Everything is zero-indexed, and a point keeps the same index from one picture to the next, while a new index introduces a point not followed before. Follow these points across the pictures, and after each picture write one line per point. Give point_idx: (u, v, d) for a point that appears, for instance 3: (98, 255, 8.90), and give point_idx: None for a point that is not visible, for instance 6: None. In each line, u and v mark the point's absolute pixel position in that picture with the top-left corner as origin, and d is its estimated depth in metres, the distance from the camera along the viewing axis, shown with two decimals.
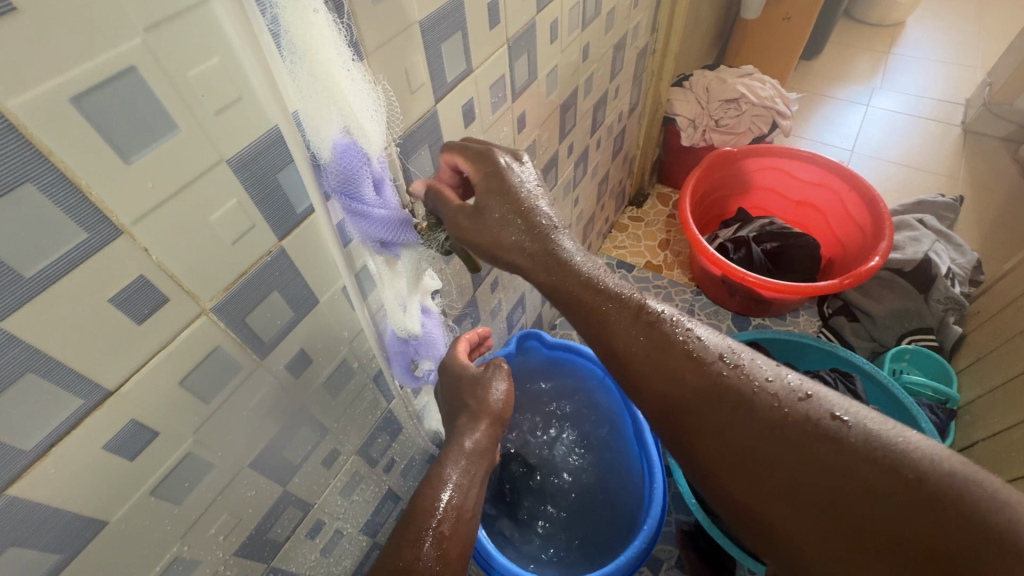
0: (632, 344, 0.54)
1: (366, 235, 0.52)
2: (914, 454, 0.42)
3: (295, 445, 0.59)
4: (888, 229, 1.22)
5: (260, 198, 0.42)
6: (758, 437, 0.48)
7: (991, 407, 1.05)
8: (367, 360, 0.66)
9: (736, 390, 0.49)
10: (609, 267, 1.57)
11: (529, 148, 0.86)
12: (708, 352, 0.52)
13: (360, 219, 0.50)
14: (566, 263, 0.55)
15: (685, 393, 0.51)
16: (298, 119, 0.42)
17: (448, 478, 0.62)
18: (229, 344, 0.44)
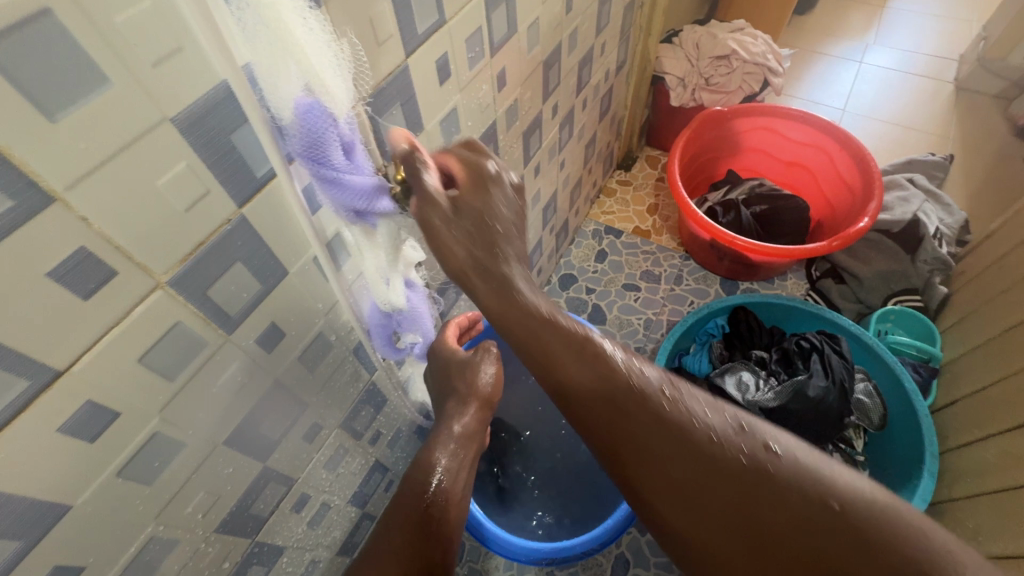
0: (577, 382, 0.52)
1: (338, 203, 0.48)
2: (841, 486, 0.43)
3: (274, 421, 0.58)
4: (878, 190, 1.21)
5: (214, 162, 0.39)
6: (698, 475, 0.47)
7: (972, 366, 1.07)
8: (346, 333, 0.64)
9: (678, 428, 0.48)
10: (597, 234, 1.55)
11: (511, 108, 0.82)
12: (650, 387, 0.50)
13: (330, 186, 0.46)
14: (524, 306, 0.51)
15: (631, 432, 0.50)
16: (251, 74, 0.38)
17: (437, 462, 0.63)
18: (191, 319, 0.42)
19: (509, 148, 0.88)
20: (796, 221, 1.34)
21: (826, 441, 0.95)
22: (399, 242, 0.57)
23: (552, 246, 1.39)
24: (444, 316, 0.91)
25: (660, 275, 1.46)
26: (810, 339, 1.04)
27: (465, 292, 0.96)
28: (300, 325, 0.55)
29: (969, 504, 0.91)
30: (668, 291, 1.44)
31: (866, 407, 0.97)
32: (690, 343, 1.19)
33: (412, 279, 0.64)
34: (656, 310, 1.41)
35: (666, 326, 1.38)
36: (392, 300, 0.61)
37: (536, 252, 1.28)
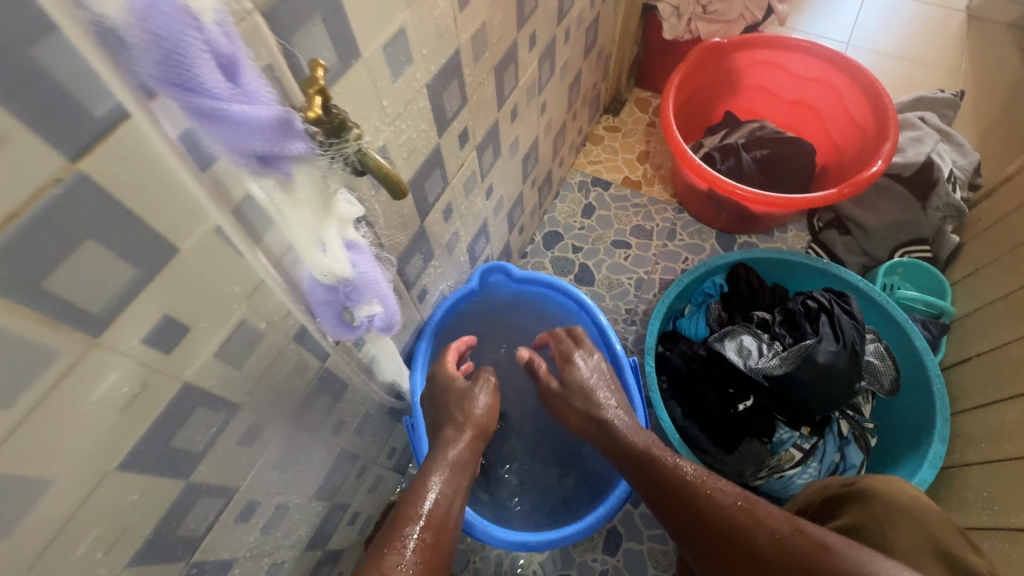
0: (631, 450, 0.73)
1: (231, 148, 0.34)
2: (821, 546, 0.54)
3: (192, 432, 0.47)
4: (893, 130, 1.09)
5: (9, 93, 0.25)
6: (704, 523, 0.63)
7: (987, 322, 0.99)
8: (281, 319, 0.52)
9: (696, 495, 0.65)
10: (583, 186, 1.42)
11: (478, 34, 0.67)
12: (680, 468, 0.68)
13: (213, 124, 0.32)
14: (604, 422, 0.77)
15: (665, 485, 0.68)
16: None
17: (432, 485, 0.66)
18: (19, 322, 0.30)
19: (479, 85, 0.74)
20: (801, 167, 1.22)
21: (834, 408, 0.88)
22: (330, 193, 0.43)
23: (534, 202, 1.26)
24: (411, 287, 0.79)
25: (652, 230, 1.35)
26: (818, 298, 0.95)
27: (434, 258, 0.83)
28: (210, 314, 0.43)
29: (982, 471, 0.85)
30: (660, 247, 1.33)
31: (874, 369, 0.90)
32: (685, 305, 1.11)
33: (353, 239, 0.50)
34: (648, 268, 1.30)
35: (658, 286, 1.28)
36: (331, 266, 0.47)
37: (516, 209, 1.15)
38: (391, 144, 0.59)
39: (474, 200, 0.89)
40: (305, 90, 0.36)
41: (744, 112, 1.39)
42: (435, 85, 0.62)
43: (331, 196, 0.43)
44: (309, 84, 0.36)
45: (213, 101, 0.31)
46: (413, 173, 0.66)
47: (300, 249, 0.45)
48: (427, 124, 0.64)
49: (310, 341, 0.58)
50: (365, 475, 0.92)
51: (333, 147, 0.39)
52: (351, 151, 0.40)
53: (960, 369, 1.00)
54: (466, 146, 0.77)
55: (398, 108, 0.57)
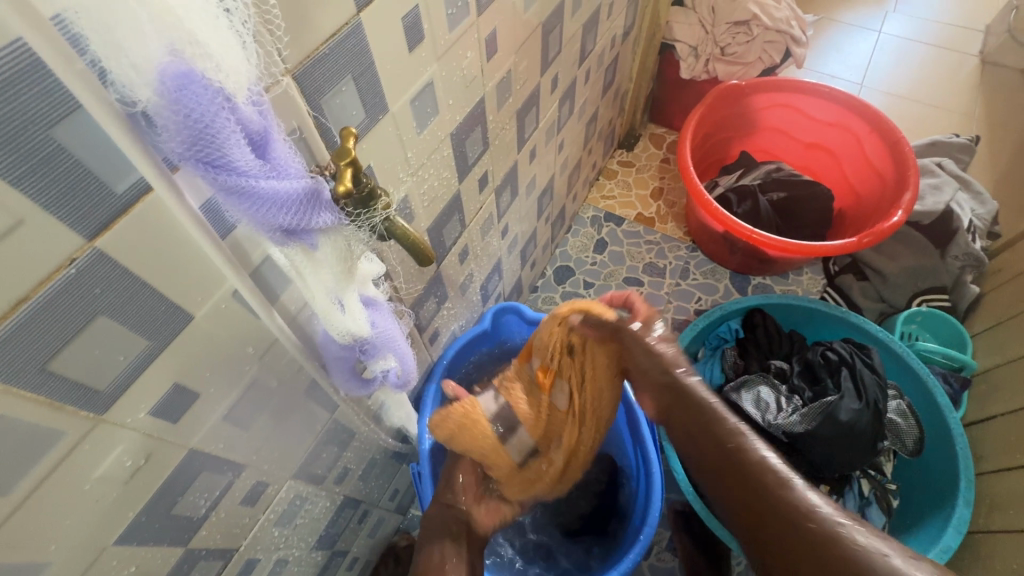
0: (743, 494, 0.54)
1: (258, 222, 0.32)
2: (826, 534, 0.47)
3: (194, 497, 0.45)
4: (914, 178, 1.07)
5: (50, 196, 0.25)
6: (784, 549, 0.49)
7: (1016, 377, 0.97)
8: (292, 373, 0.50)
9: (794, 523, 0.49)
10: (596, 221, 1.40)
11: (503, 82, 0.67)
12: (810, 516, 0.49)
13: (241, 199, 0.30)
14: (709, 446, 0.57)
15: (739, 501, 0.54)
16: (88, 55, 0.23)
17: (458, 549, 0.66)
18: (10, 403, 0.28)
19: (500, 130, 0.73)
20: (816, 211, 1.21)
21: (856, 467, 0.85)
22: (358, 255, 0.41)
23: (547, 237, 1.25)
24: (423, 330, 0.77)
25: (665, 268, 1.33)
26: (838, 351, 0.92)
27: (448, 301, 0.82)
28: (221, 380, 0.42)
29: (1008, 540, 0.83)
30: (673, 286, 1.31)
31: (898, 429, 0.89)
32: (698, 348, 1.07)
33: (369, 294, 0.48)
34: (660, 307, 1.28)
35: (671, 325, 1.26)
36: (350, 330, 0.45)
37: (529, 246, 1.14)
38: (412, 195, 0.58)
39: (490, 241, 0.88)
40: (337, 161, 0.34)
41: (759, 151, 1.38)
42: (458, 135, 0.61)
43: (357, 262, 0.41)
44: (342, 155, 0.34)
45: (242, 177, 0.29)
46: (432, 220, 0.65)
47: (319, 310, 0.42)
48: (449, 172, 0.63)
49: (320, 393, 0.56)
50: (367, 520, 0.88)
51: (360, 214, 0.37)
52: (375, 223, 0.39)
53: (986, 428, 0.98)
54: (484, 189, 0.76)
55: (421, 158, 0.56)
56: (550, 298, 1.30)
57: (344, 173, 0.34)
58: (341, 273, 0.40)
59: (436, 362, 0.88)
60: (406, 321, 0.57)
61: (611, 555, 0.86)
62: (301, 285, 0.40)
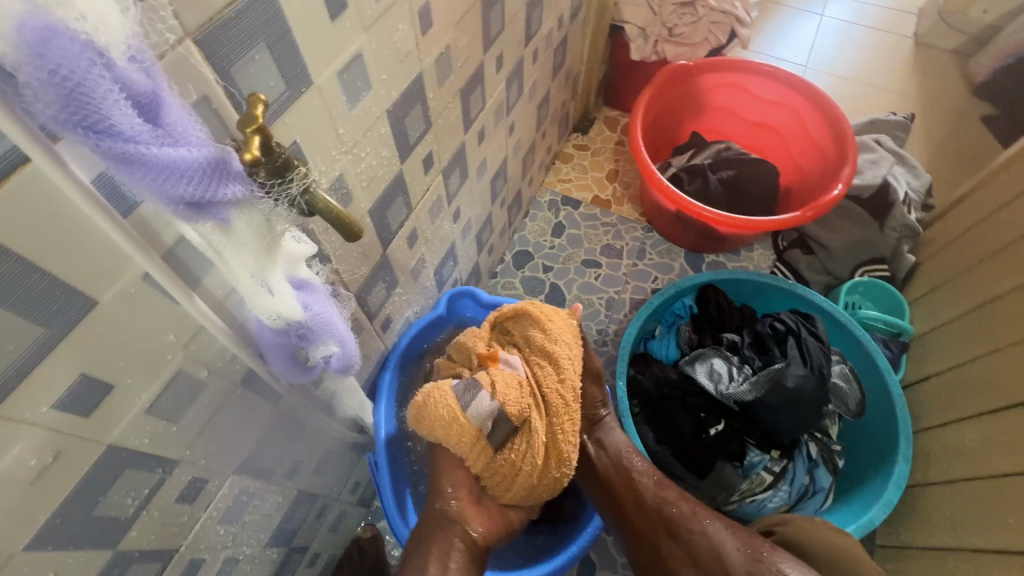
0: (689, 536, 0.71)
1: (159, 195, 0.30)
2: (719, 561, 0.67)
3: (119, 497, 0.42)
4: (852, 154, 1.12)
5: None
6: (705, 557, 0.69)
7: (948, 340, 1.03)
8: (224, 363, 0.48)
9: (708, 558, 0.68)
10: (553, 205, 1.40)
11: (442, 59, 0.65)
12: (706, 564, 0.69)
13: (135, 169, 0.28)
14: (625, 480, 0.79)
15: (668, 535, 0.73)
16: None
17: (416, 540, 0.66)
18: None
19: (443, 109, 0.71)
20: (764, 187, 1.24)
21: (803, 430, 0.89)
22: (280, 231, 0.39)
23: (504, 222, 1.24)
24: (373, 317, 0.75)
25: (622, 249, 1.35)
26: (785, 321, 0.96)
27: (398, 286, 0.80)
28: (140, 369, 0.39)
29: (943, 491, 0.89)
30: (631, 267, 1.32)
31: (841, 392, 0.93)
32: (655, 326, 1.08)
33: (300, 276, 0.46)
34: (618, 288, 1.29)
35: (629, 305, 1.27)
36: (280, 312, 0.43)
37: (485, 231, 1.13)
38: (348, 174, 0.56)
39: (440, 225, 0.86)
40: (243, 129, 0.33)
41: (709, 131, 1.41)
42: (395, 111, 0.59)
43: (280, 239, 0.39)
44: (249, 122, 0.33)
45: (134, 145, 0.27)
46: (374, 201, 0.63)
47: (245, 293, 0.40)
48: (388, 151, 0.61)
49: (258, 383, 0.54)
50: (326, 515, 0.86)
51: (277, 187, 0.36)
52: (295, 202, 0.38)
53: (922, 388, 1.04)
54: (430, 171, 0.75)
55: (355, 135, 0.54)
56: (510, 283, 1.30)
57: (250, 141, 0.33)
58: (264, 250, 0.38)
59: (391, 350, 0.86)
60: (345, 305, 0.56)
61: (572, 533, 0.87)
62: (222, 266, 0.38)
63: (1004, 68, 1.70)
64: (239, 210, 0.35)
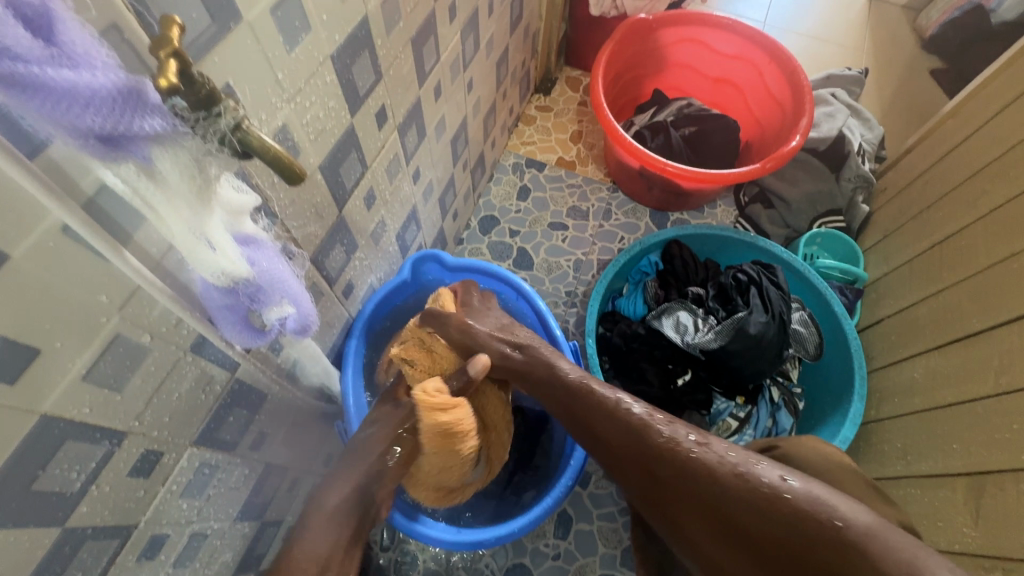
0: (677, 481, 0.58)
1: (60, 128, 0.27)
2: (747, 490, 0.52)
3: (61, 471, 0.40)
4: (809, 105, 1.13)
5: None
6: (733, 521, 0.52)
7: (899, 283, 1.07)
8: (169, 327, 0.45)
9: (729, 490, 0.53)
10: (517, 168, 1.38)
11: (388, 3, 0.61)
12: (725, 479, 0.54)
13: (26, 95, 0.25)
14: (634, 432, 0.64)
15: (673, 490, 0.58)
16: None
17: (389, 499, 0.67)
18: None
19: (394, 59, 0.68)
20: (725, 143, 1.25)
21: (766, 375, 0.92)
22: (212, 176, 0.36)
23: (467, 186, 1.21)
24: (333, 282, 0.73)
25: (588, 211, 1.34)
26: (747, 272, 0.97)
27: (358, 250, 0.77)
28: (71, 332, 0.37)
29: (895, 424, 0.94)
30: (597, 228, 1.32)
31: (800, 337, 0.96)
32: (623, 284, 1.09)
33: (245, 232, 0.43)
34: (586, 249, 1.29)
35: (597, 266, 1.27)
36: (220, 266, 0.40)
37: (448, 195, 1.10)
38: (293, 126, 0.52)
39: (399, 186, 0.83)
40: (156, 53, 0.29)
41: (670, 89, 1.40)
42: (340, 58, 0.56)
43: (213, 184, 0.36)
44: (162, 45, 0.29)
45: (18, 64, 0.24)
46: (324, 157, 0.59)
47: (180, 247, 0.37)
48: (335, 102, 0.58)
49: (211, 349, 0.51)
50: (299, 488, 0.84)
51: (206, 122, 0.33)
52: (224, 129, 0.34)
53: (875, 331, 1.09)
54: (384, 126, 0.71)
55: (297, 82, 0.50)
56: (477, 250, 1.28)
57: (167, 65, 0.29)
58: (196, 196, 0.35)
59: (356, 317, 0.84)
60: (299, 265, 0.53)
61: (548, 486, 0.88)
62: (151, 216, 0.35)
63: (951, 21, 1.74)
64: (161, 149, 0.32)
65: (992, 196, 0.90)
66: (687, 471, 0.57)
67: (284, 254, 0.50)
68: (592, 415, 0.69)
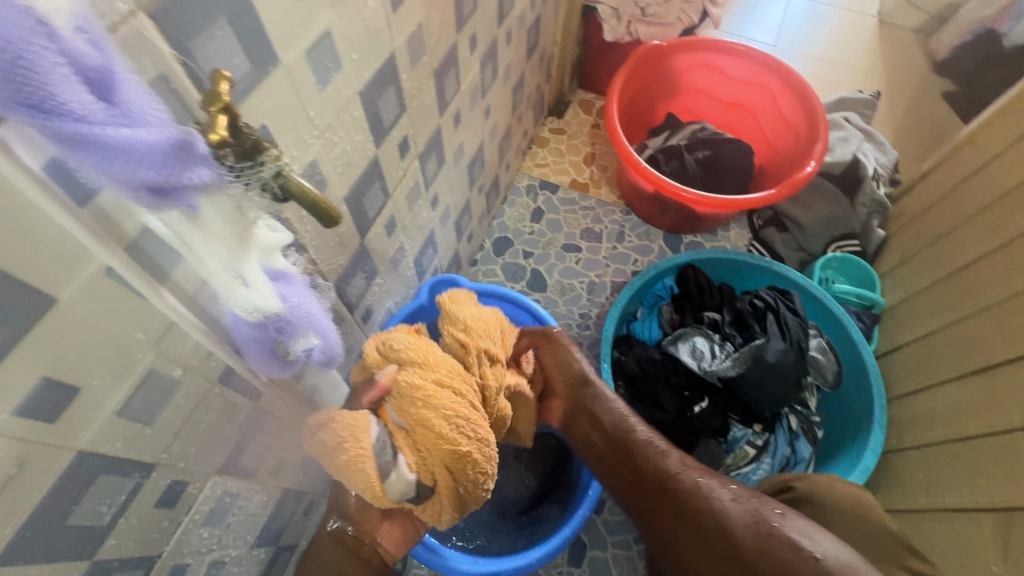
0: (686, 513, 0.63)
1: (117, 183, 0.28)
2: (742, 531, 0.58)
3: (93, 505, 0.40)
4: (823, 131, 1.13)
5: None
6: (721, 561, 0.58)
7: (918, 310, 1.06)
8: (199, 360, 0.45)
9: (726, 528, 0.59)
10: (531, 190, 1.39)
11: (414, 38, 0.63)
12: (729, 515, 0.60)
13: (89, 153, 0.26)
14: (640, 461, 0.70)
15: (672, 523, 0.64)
16: None
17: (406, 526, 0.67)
18: None
19: (418, 91, 0.69)
20: (739, 167, 1.25)
21: (785, 403, 0.91)
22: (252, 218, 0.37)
23: (482, 208, 1.22)
24: (353, 308, 0.74)
25: (601, 233, 1.35)
26: (764, 297, 0.97)
27: (378, 276, 0.78)
28: (109, 370, 0.37)
29: (917, 454, 0.92)
30: (611, 250, 1.32)
31: (818, 364, 0.96)
32: (637, 308, 1.09)
33: (276, 267, 0.44)
34: (599, 271, 1.29)
35: (610, 289, 1.27)
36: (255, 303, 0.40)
37: (463, 218, 1.11)
38: (322, 160, 0.54)
39: (418, 212, 0.84)
40: (208, 108, 0.31)
41: (683, 112, 1.42)
42: (368, 93, 0.57)
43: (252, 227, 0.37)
44: (214, 100, 0.31)
45: (85, 126, 0.25)
46: (349, 188, 0.61)
47: (217, 285, 0.38)
48: (362, 135, 0.59)
49: (237, 380, 0.52)
50: (314, 512, 0.84)
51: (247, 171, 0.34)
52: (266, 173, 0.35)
53: (893, 358, 1.07)
54: (407, 155, 0.72)
55: (327, 119, 0.52)
56: (491, 271, 1.29)
57: (217, 120, 0.31)
58: (236, 238, 0.36)
59: None
60: (326, 297, 0.54)
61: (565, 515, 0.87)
62: (193, 257, 0.36)
63: (963, 45, 1.75)
64: (207, 196, 0.33)
65: (1012, 224, 0.90)
66: (688, 507, 0.63)
67: (311, 286, 0.51)
68: (610, 439, 0.74)
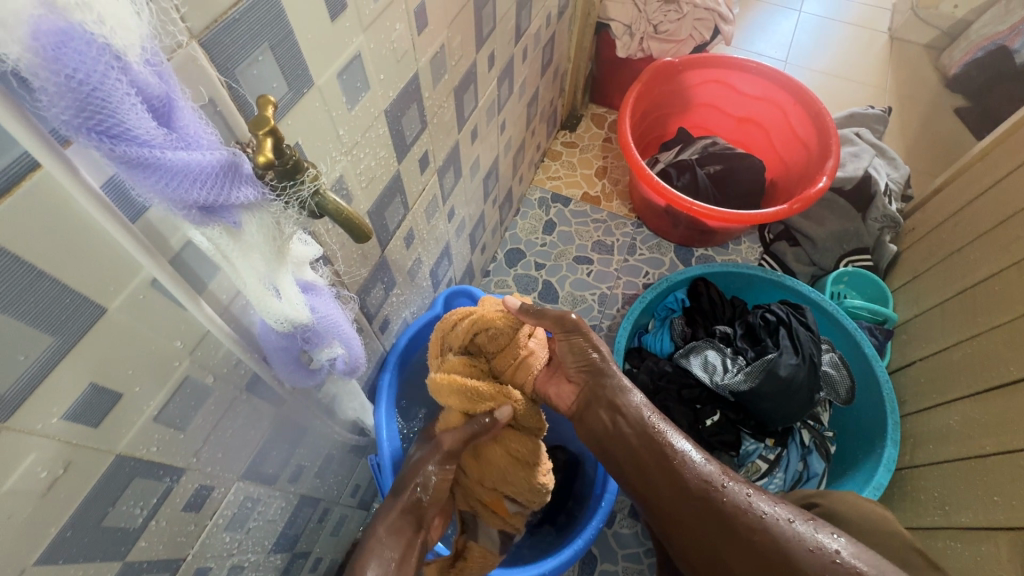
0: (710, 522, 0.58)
1: (171, 201, 0.29)
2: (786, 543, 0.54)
3: (127, 507, 0.42)
4: (835, 147, 1.14)
5: None
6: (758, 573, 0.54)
7: (931, 326, 1.06)
8: (229, 368, 0.47)
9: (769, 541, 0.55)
10: (543, 202, 1.41)
11: (436, 58, 0.65)
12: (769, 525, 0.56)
13: (149, 173, 0.27)
14: (670, 462, 0.63)
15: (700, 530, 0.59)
16: None
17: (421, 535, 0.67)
18: None
19: (438, 108, 0.71)
20: (750, 181, 1.26)
21: (797, 418, 0.91)
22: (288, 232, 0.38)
23: (495, 220, 1.24)
24: (371, 318, 0.75)
25: (613, 245, 1.36)
26: (776, 311, 0.98)
27: (396, 287, 0.80)
28: (148, 377, 0.39)
29: (931, 471, 0.92)
30: (622, 262, 1.33)
31: (831, 379, 0.96)
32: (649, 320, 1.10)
33: (306, 279, 0.45)
34: (610, 283, 1.30)
35: (621, 301, 1.28)
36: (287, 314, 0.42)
37: (477, 230, 1.13)
38: (348, 176, 0.55)
39: (435, 224, 0.86)
40: (255, 132, 0.32)
41: (695, 127, 1.43)
42: (393, 111, 0.59)
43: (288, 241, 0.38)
44: (261, 125, 0.32)
45: (147, 149, 0.27)
46: (372, 202, 0.62)
47: (251, 296, 0.40)
48: (385, 151, 0.61)
49: (263, 388, 0.53)
50: (329, 518, 0.85)
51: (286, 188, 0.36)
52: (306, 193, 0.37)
53: (906, 374, 1.07)
54: (426, 170, 0.74)
55: (354, 136, 0.53)
56: (503, 282, 1.30)
57: (263, 144, 0.33)
58: (273, 251, 0.37)
59: (389, 351, 0.86)
60: (349, 308, 0.55)
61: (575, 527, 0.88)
62: (231, 270, 0.37)
63: (974, 61, 1.76)
64: (248, 213, 0.34)
65: None
66: (717, 514, 0.58)
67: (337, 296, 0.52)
68: (624, 430, 0.67)
